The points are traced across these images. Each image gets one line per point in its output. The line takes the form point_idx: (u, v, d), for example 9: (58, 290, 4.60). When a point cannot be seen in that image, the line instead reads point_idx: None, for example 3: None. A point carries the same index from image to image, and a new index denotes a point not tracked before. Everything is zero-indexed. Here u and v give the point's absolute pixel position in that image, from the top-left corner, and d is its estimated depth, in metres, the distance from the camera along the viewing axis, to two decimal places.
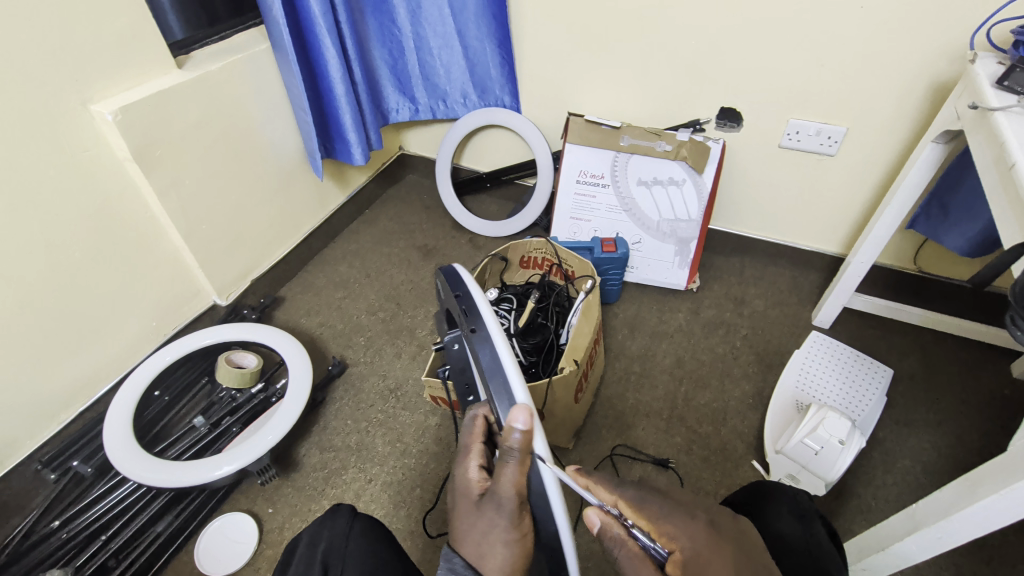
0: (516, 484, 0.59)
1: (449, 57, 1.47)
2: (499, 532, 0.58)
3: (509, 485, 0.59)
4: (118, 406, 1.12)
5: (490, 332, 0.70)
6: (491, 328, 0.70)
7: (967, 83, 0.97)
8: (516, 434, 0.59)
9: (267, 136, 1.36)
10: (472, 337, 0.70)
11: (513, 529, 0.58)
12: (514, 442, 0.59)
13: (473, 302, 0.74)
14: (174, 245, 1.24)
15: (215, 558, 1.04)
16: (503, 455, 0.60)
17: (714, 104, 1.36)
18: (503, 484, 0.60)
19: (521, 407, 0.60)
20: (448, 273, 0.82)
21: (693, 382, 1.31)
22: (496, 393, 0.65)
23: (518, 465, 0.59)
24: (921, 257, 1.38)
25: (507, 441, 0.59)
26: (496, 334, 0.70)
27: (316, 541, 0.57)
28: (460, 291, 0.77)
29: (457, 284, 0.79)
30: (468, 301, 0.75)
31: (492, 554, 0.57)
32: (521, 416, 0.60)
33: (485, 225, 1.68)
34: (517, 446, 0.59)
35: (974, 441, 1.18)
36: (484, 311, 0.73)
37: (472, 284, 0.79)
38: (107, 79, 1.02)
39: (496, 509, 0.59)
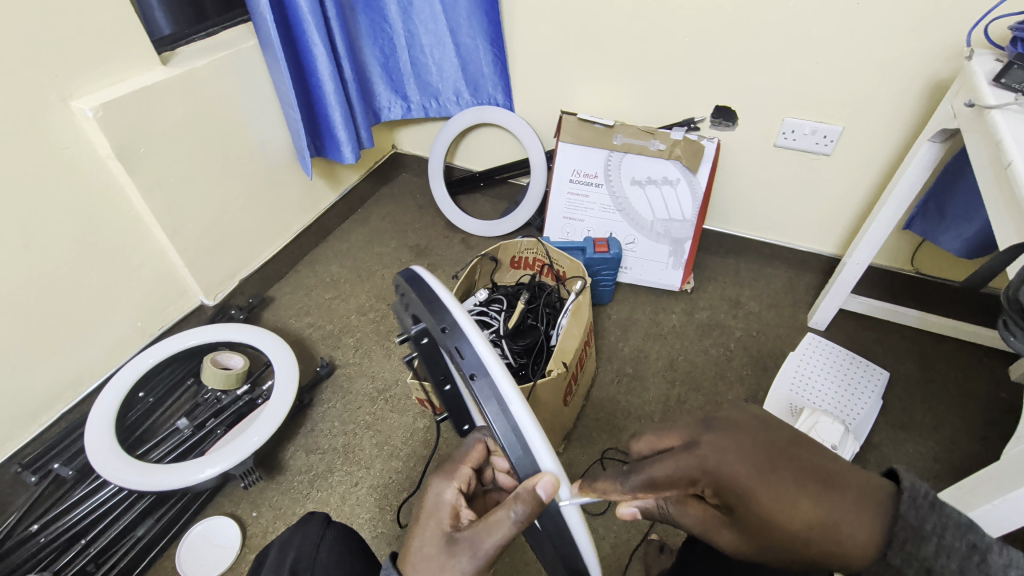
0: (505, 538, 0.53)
1: (441, 54, 1.45)
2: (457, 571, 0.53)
3: (495, 536, 0.53)
4: (101, 407, 1.10)
5: (495, 368, 0.57)
6: (495, 363, 0.57)
7: (964, 81, 0.95)
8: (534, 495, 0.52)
9: (255, 133, 1.34)
10: (473, 382, 0.57)
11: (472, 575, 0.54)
12: (524, 498, 0.52)
13: (465, 337, 0.60)
14: (160, 244, 1.22)
15: (195, 562, 1.02)
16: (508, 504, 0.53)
17: (709, 102, 1.34)
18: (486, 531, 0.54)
19: (547, 475, 0.52)
20: (417, 284, 0.67)
21: (686, 384, 1.29)
22: (516, 454, 0.55)
23: (521, 524, 0.53)
24: (917, 259, 1.36)
25: (522, 495, 0.52)
26: (501, 370, 0.57)
27: (286, 548, 0.55)
28: (444, 321, 0.61)
29: (440, 313, 0.62)
30: (455, 330, 0.61)
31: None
32: (547, 485, 0.52)
33: (478, 225, 1.66)
34: (527, 508, 0.52)
35: (971, 447, 1.16)
36: (476, 339, 0.59)
37: (445, 299, 0.64)
38: (88, 75, 1.00)
39: (469, 552, 0.54)
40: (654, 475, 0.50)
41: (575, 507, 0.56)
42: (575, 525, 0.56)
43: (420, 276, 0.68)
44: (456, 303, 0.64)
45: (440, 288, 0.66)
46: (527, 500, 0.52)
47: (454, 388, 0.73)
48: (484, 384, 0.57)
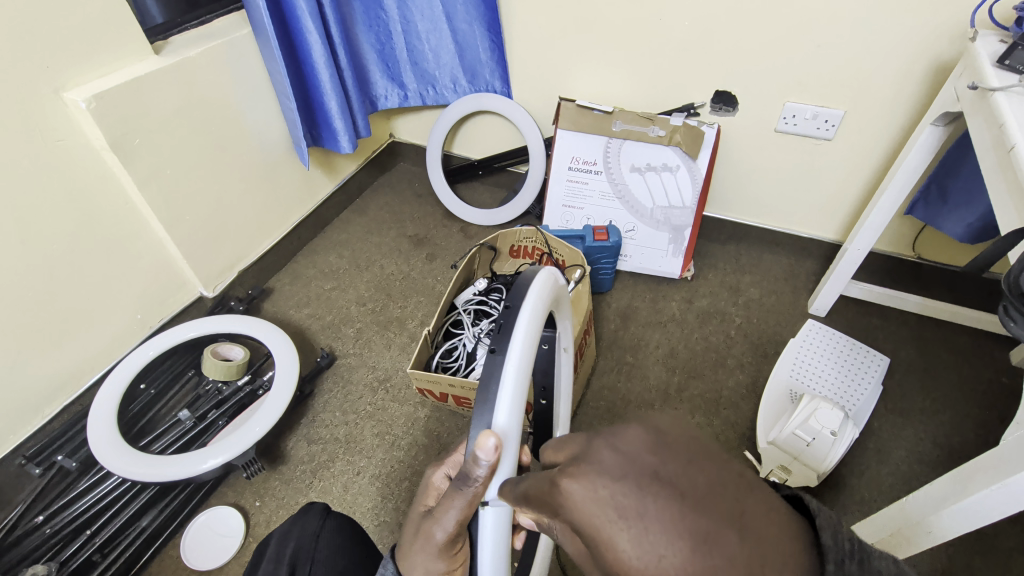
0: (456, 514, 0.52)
1: (437, 41, 1.43)
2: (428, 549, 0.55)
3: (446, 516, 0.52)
4: (103, 399, 1.11)
5: (513, 352, 0.55)
6: (519, 346, 0.56)
7: (967, 63, 0.94)
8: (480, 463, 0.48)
9: (250, 123, 1.33)
10: (490, 353, 0.57)
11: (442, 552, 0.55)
12: (477, 469, 0.49)
13: (513, 316, 0.59)
14: (157, 236, 1.22)
15: (201, 552, 1.03)
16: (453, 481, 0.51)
17: (709, 87, 1.32)
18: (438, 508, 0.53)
19: (490, 432, 0.49)
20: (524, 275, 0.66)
21: (686, 372, 1.29)
22: (476, 423, 0.52)
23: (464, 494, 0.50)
24: (919, 244, 1.35)
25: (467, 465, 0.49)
26: (519, 357, 0.55)
27: (287, 538, 0.56)
28: (511, 300, 0.62)
29: (518, 293, 0.63)
30: (512, 311, 0.60)
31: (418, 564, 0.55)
32: (490, 448, 0.48)
33: (477, 214, 1.65)
34: (474, 475, 0.49)
35: (970, 431, 1.16)
36: (523, 323, 0.58)
37: (537, 292, 0.63)
38: (80, 66, 0.99)
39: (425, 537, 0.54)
40: (528, 491, 0.38)
41: (498, 513, 0.51)
42: (487, 532, 0.51)
43: (534, 271, 0.67)
44: (541, 299, 0.62)
45: (541, 281, 0.64)
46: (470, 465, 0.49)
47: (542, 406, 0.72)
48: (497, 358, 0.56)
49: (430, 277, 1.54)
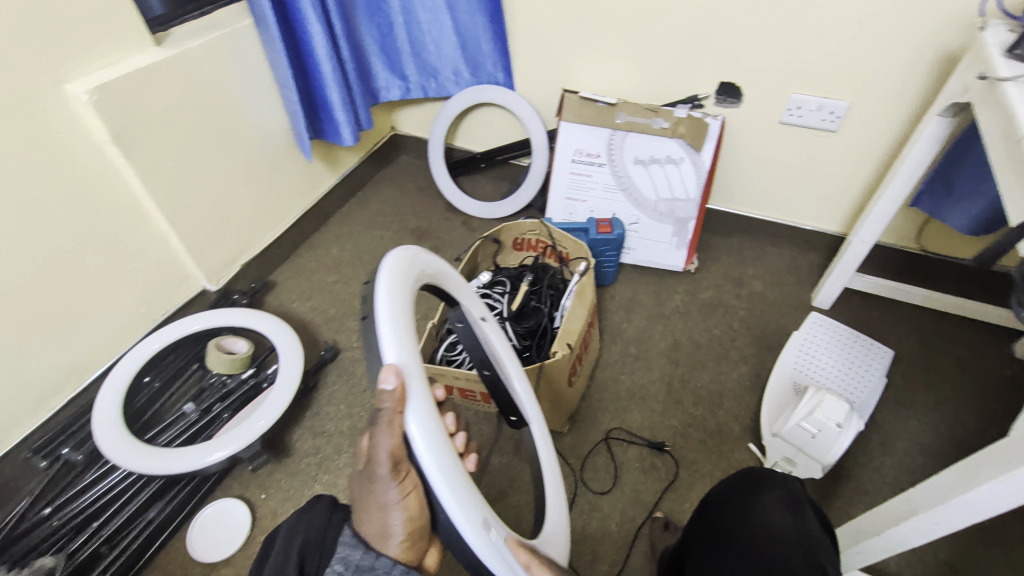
0: (388, 444, 0.52)
1: (440, 32, 1.42)
2: (380, 497, 0.55)
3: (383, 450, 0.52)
4: (108, 393, 1.11)
5: (383, 306, 0.54)
6: (386, 304, 0.54)
7: (975, 53, 0.93)
8: (385, 397, 0.50)
9: (252, 116, 1.32)
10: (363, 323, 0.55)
11: (394, 493, 0.55)
12: (383, 402, 0.50)
13: (376, 285, 0.56)
14: (160, 229, 1.21)
15: (208, 545, 1.04)
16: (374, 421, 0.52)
17: (713, 79, 1.31)
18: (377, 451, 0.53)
19: (390, 366, 0.50)
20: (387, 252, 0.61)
21: (689, 364, 1.29)
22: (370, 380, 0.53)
23: (387, 421, 0.50)
24: (923, 236, 1.35)
25: (376, 402, 0.50)
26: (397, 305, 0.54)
27: (295, 533, 0.56)
28: (371, 274, 0.58)
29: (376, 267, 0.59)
30: (374, 283, 0.57)
31: (375, 516, 0.56)
32: (392, 377, 0.50)
33: (480, 207, 1.65)
34: (387, 405, 0.50)
35: (974, 423, 1.16)
36: (389, 286, 0.55)
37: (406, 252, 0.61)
38: (82, 57, 0.98)
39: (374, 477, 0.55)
40: None
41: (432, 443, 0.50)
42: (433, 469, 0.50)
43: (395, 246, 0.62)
44: (402, 267, 0.58)
45: (398, 253, 0.59)
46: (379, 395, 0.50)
47: (492, 374, 0.77)
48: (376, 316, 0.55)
49: None
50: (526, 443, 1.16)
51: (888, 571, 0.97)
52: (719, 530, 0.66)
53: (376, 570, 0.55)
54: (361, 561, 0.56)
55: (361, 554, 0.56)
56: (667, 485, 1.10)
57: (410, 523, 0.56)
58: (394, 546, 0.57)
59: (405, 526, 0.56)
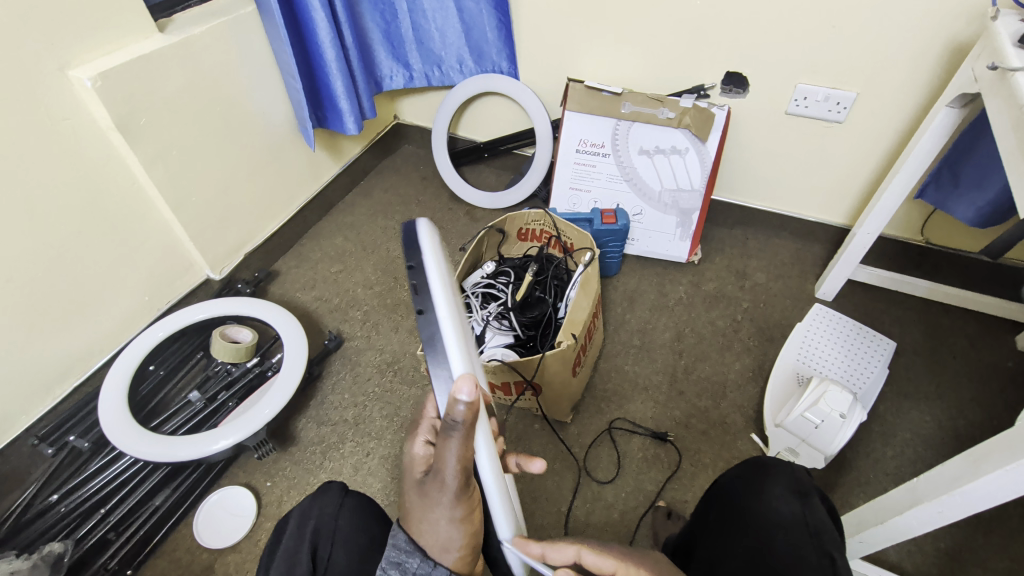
0: (459, 459, 0.52)
1: (444, 20, 1.40)
2: (443, 509, 0.53)
3: (454, 464, 0.52)
4: (112, 380, 1.11)
5: (440, 308, 0.55)
6: (441, 298, 0.56)
7: (986, 43, 0.92)
8: (460, 410, 0.49)
9: (255, 104, 1.32)
10: (419, 318, 0.55)
11: (458, 505, 0.53)
12: (457, 416, 0.49)
13: (424, 276, 0.57)
14: (164, 217, 1.21)
15: (215, 532, 1.05)
16: (446, 430, 0.51)
17: (720, 69, 1.30)
18: (444, 464, 0.52)
19: (467, 376, 0.50)
20: (411, 236, 0.61)
21: (692, 356, 1.30)
22: (438, 383, 0.53)
23: (462, 435, 0.50)
24: (928, 228, 1.35)
25: (451, 415, 0.50)
26: (449, 313, 0.55)
27: (307, 518, 0.57)
28: (413, 260, 0.59)
29: (412, 252, 0.60)
30: (419, 273, 0.58)
31: (436, 529, 0.53)
32: (469, 386, 0.49)
33: (483, 197, 1.64)
34: (462, 418, 0.50)
35: (976, 415, 1.17)
36: (436, 280, 0.57)
37: (433, 243, 0.61)
38: (85, 43, 0.97)
39: (440, 486, 0.53)
40: None
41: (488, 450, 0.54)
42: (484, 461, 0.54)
43: (419, 229, 0.62)
44: (441, 260, 0.60)
45: (430, 237, 0.61)
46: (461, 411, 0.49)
47: None
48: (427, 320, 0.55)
49: None
50: (531, 433, 1.16)
51: (888, 560, 0.98)
52: (727, 522, 0.66)
53: None
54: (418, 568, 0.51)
55: (419, 562, 0.51)
56: (670, 475, 1.10)
57: (470, 535, 0.54)
58: (450, 558, 0.53)
59: (466, 538, 0.54)
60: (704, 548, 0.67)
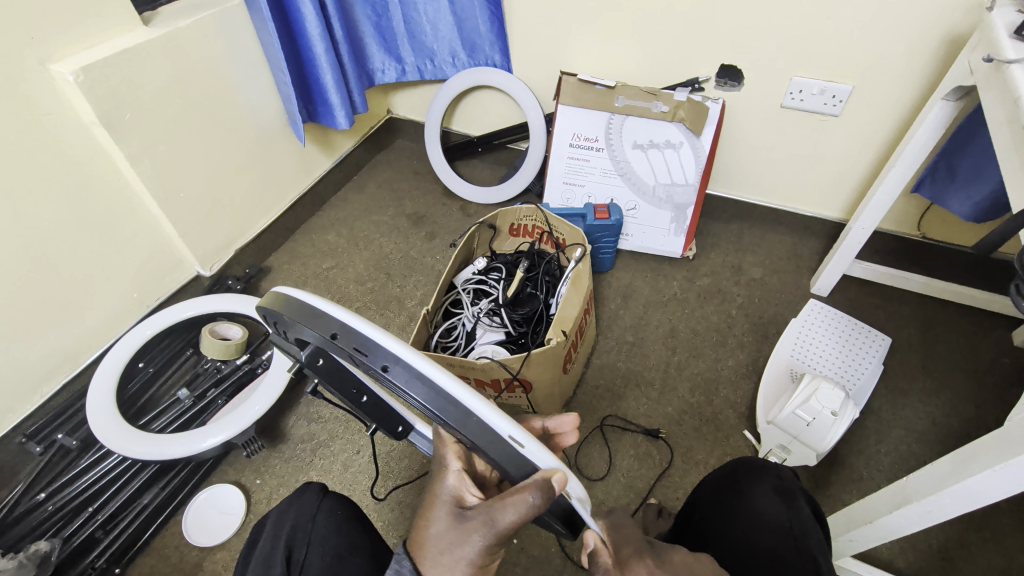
0: (515, 523, 0.48)
1: (435, 12, 1.38)
2: (464, 552, 0.50)
3: (510, 522, 0.48)
4: (100, 378, 1.10)
5: (418, 364, 0.46)
6: (402, 347, 0.47)
7: (983, 34, 0.90)
8: (545, 491, 0.46)
9: (244, 98, 1.30)
10: (386, 376, 0.48)
11: (482, 554, 0.50)
12: (539, 496, 0.46)
13: (351, 331, 0.49)
14: (152, 213, 1.20)
15: (204, 530, 1.04)
16: (517, 497, 0.47)
17: (714, 61, 1.29)
18: (491, 522, 0.49)
19: (559, 475, 0.47)
20: (303, 306, 0.51)
21: (686, 351, 1.29)
22: (488, 447, 0.46)
23: (533, 513, 0.47)
24: (924, 222, 1.33)
25: (531, 490, 0.46)
26: (437, 371, 0.46)
27: (284, 519, 0.58)
28: (331, 327, 0.49)
29: (323, 320, 0.50)
30: (348, 335, 0.49)
31: (449, 565, 0.51)
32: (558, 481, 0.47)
33: (476, 192, 1.63)
34: (537, 494, 0.46)
35: (970, 411, 1.16)
36: (374, 330, 0.48)
37: (328, 307, 0.51)
38: (67, 36, 0.96)
39: (476, 533, 0.50)
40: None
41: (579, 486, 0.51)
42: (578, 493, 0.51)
43: (311, 300, 0.52)
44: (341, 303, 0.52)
45: (307, 297, 0.52)
46: (541, 487, 0.46)
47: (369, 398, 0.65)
48: (421, 390, 0.46)
49: (429, 257, 1.53)
50: None
51: (880, 557, 0.98)
52: (710, 525, 0.66)
53: None
54: None
55: None
56: (662, 472, 1.10)
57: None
58: None
59: None
60: (694, 522, 0.69)
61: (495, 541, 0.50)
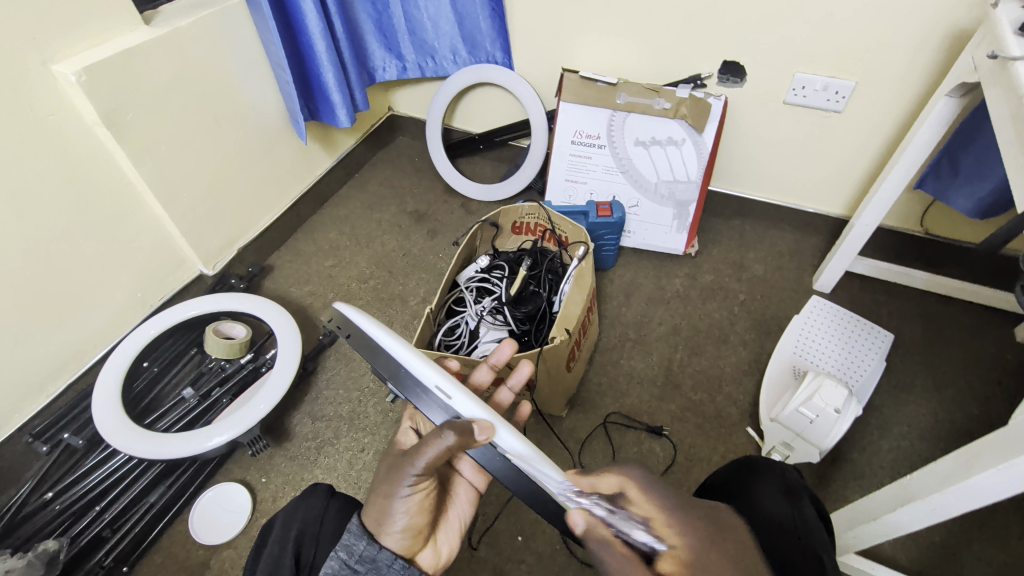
0: (433, 455, 0.57)
1: (436, 9, 1.38)
2: (391, 487, 0.59)
3: (426, 458, 0.58)
4: (106, 378, 1.11)
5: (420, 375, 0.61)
6: (412, 362, 0.62)
7: (987, 30, 0.90)
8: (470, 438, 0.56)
9: (246, 97, 1.30)
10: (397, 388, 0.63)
11: (409, 488, 0.59)
12: (452, 435, 0.56)
13: (368, 337, 0.65)
14: (155, 213, 1.20)
15: (210, 528, 1.05)
16: (435, 433, 0.57)
17: (716, 58, 1.28)
18: (413, 456, 0.58)
19: (484, 428, 0.57)
20: (338, 315, 0.68)
21: (689, 349, 1.29)
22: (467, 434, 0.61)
23: (448, 446, 0.56)
24: (927, 218, 1.33)
25: (459, 438, 0.56)
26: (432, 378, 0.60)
27: (292, 522, 0.59)
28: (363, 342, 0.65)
29: (357, 335, 0.66)
30: (375, 352, 0.64)
31: (380, 501, 0.59)
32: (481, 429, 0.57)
33: (477, 190, 1.63)
34: (459, 441, 0.56)
35: (973, 408, 1.17)
36: (391, 348, 0.63)
37: (363, 326, 0.66)
38: (69, 37, 0.96)
39: (401, 470, 0.59)
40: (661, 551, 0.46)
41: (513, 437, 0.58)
42: (514, 447, 0.58)
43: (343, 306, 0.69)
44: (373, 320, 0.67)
45: (349, 316, 0.67)
46: (456, 429, 0.56)
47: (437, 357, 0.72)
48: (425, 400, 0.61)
49: (432, 255, 1.53)
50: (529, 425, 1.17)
51: (883, 553, 0.98)
52: None
53: (377, 560, 0.56)
54: (364, 550, 0.56)
55: (365, 544, 0.57)
56: (665, 469, 1.10)
57: (409, 516, 0.59)
58: (391, 536, 0.58)
59: (404, 521, 0.59)
60: None
61: (421, 477, 0.59)
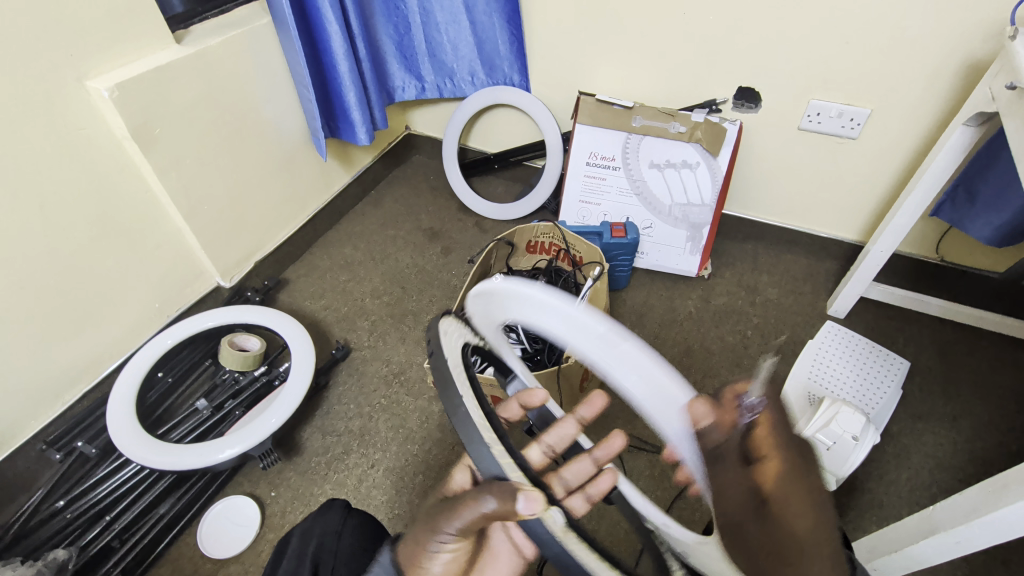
0: (468, 523, 0.48)
1: (456, 33, 1.41)
2: (423, 542, 0.51)
3: (461, 523, 0.48)
4: (122, 386, 1.12)
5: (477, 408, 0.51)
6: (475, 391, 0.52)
7: (1004, 62, 0.91)
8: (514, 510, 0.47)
9: (270, 114, 1.33)
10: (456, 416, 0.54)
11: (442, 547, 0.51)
12: (492, 507, 0.47)
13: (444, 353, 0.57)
14: (177, 225, 1.22)
15: (219, 542, 1.04)
16: (475, 497, 0.48)
17: (732, 84, 1.30)
18: (447, 519, 0.49)
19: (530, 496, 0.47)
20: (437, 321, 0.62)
21: (702, 372, 1.28)
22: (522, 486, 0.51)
23: (486, 516, 0.47)
24: (943, 245, 1.33)
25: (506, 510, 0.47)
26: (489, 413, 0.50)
27: (309, 536, 0.60)
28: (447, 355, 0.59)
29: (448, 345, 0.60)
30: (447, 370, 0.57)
31: (409, 551, 0.52)
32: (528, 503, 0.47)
33: (491, 209, 1.65)
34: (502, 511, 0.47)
35: (993, 439, 1.14)
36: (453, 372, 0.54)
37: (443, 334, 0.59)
38: (105, 54, 0.99)
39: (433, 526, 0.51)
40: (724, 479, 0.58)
41: None
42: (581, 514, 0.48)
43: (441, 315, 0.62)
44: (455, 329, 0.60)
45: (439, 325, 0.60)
46: (498, 498, 0.47)
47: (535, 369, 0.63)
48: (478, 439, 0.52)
49: (445, 272, 1.54)
50: None
51: None
52: None
53: None
54: None
55: None
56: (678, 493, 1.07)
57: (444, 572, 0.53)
58: None
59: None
60: None
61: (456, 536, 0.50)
